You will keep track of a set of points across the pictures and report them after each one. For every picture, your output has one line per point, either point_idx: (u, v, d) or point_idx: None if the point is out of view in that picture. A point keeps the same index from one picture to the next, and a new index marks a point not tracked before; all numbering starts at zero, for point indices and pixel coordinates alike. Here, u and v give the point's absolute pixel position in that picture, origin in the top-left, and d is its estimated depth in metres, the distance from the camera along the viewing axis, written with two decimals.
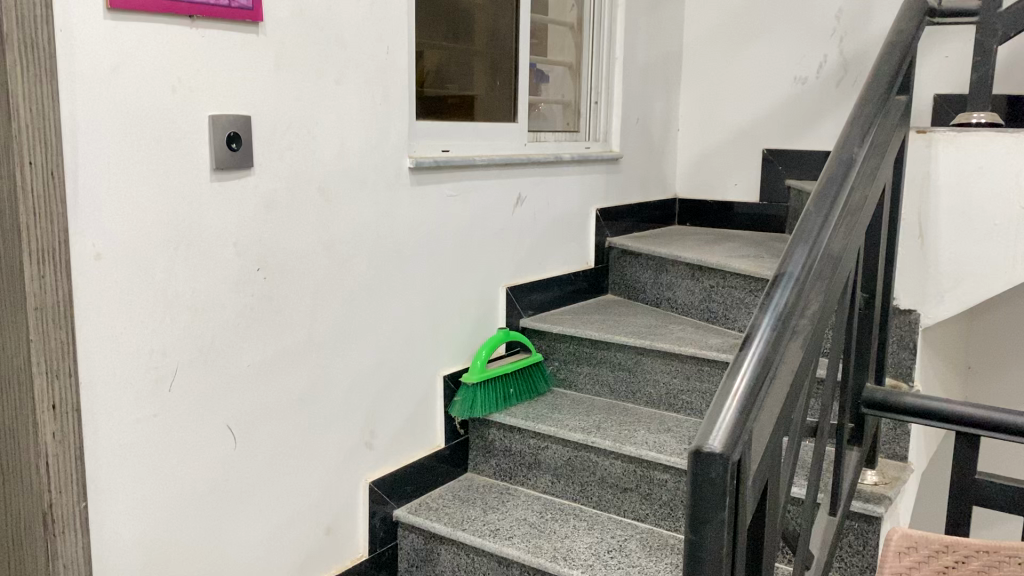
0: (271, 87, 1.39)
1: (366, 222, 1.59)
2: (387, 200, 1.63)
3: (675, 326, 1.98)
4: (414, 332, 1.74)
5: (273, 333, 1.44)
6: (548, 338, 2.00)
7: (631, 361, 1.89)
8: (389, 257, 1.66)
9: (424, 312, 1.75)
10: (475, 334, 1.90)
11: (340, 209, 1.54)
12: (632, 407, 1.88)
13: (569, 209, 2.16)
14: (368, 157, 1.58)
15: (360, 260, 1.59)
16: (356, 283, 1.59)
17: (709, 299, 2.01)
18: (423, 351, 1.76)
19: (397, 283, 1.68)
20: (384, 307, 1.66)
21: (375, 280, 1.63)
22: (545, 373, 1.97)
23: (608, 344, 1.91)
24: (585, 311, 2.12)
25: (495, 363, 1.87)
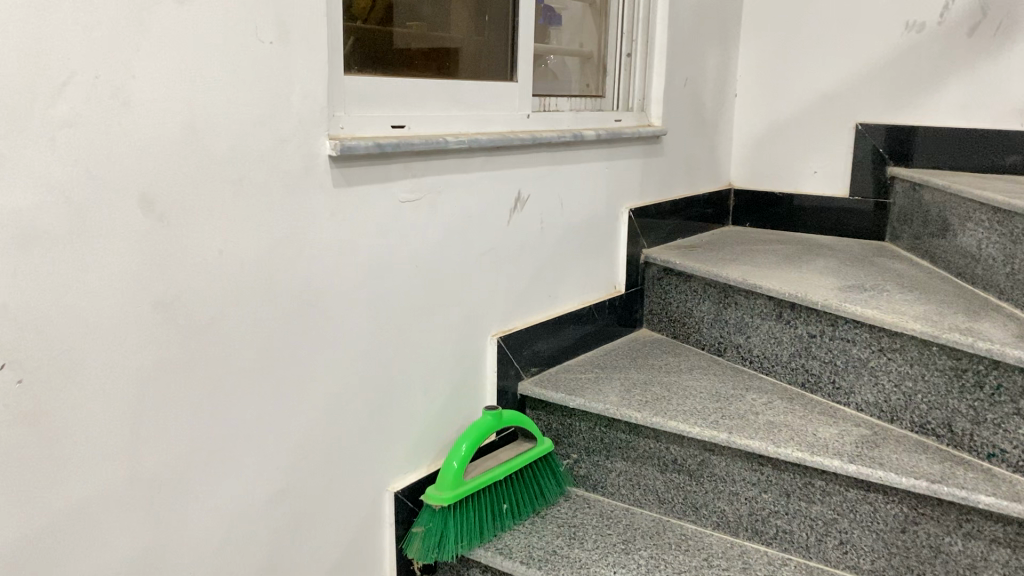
0: (19, 1, 0.68)
1: (249, 256, 0.90)
2: (288, 214, 0.93)
3: (756, 398, 1.30)
4: (345, 428, 1.05)
5: (52, 482, 0.76)
6: (560, 413, 1.32)
7: (693, 459, 1.20)
8: (295, 312, 0.96)
9: (361, 395, 1.06)
10: (449, 415, 1.21)
11: (198, 235, 0.84)
12: (692, 532, 1.21)
13: (593, 211, 1.46)
14: (249, 140, 0.88)
15: (240, 324, 0.90)
16: (229, 365, 0.90)
17: (806, 355, 1.33)
18: (361, 457, 1.08)
19: (312, 354, 0.99)
20: (289, 397, 0.97)
21: (268, 354, 0.94)
22: (558, 468, 1.29)
23: (655, 431, 1.23)
24: (615, 365, 1.43)
25: (478, 465, 1.18)
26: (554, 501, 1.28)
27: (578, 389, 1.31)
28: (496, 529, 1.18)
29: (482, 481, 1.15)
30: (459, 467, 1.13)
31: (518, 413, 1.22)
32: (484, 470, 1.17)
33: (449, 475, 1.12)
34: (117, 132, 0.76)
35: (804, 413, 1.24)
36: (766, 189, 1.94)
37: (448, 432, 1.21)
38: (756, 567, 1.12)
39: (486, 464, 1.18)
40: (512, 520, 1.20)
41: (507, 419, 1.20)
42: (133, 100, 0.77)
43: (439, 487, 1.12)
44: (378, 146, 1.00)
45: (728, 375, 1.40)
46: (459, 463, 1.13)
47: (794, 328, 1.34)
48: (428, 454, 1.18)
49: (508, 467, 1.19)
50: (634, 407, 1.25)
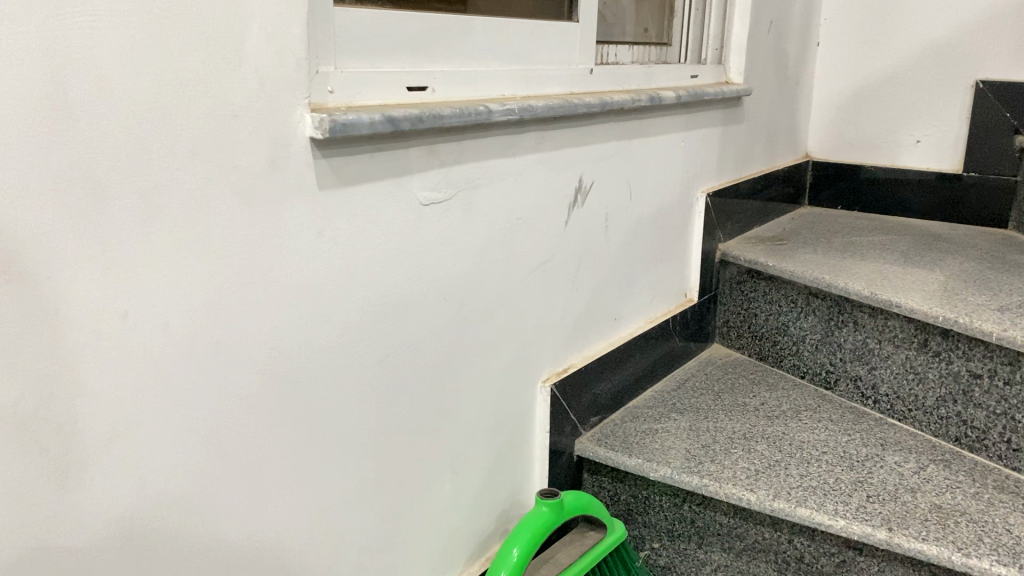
0: None
1: (184, 318, 0.53)
2: (248, 241, 0.56)
3: (900, 463, 0.95)
4: (341, 549, 0.70)
5: None
6: (632, 482, 0.97)
7: (829, 559, 0.86)
8: (263, 394, 0.60)
9: (364, 499, 0.71)
10: (487, 500, 0.86)
11: (84, 296, 0.48)
12: None
13: (667, 201, 1.10)
14: (173, 121, 0.50)
15: (171, 429, 0.54)
16: (153, 500, 0.54)
17: (967, 401, 0.98)
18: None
19: (290, 452, 0.64)
20: (255, 524, 0.62)
21: (220, 467, 0.58)
22: (631, 557, 0.95)
23: (773, 518, 0.88)
24: (696, 404, 1.09)
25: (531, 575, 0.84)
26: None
27: (659, 451, 0.96)
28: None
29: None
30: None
31: (581, 497, 0.87)
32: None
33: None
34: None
35: (976, 490, 0.90)
36: (854, 160, 1.58)
37: (485, 524, 0.87)
38: None
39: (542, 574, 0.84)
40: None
41: (569, 508, 0.85)
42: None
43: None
44: (389, 120, 0.63)
45: (848, 423, 1.05)
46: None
47: (946, 362, 0.99)
48: (458, 559, 0.83)
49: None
50: (742, 482, 0.90)
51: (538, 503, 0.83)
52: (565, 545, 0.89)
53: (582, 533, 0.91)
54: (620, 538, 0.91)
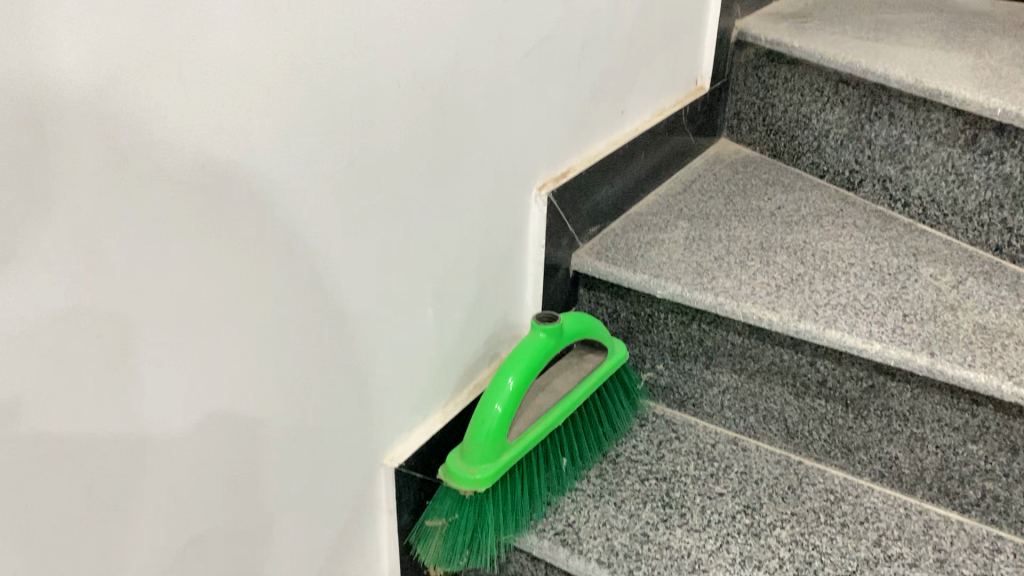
0: None
1: (68, 118, 0.38)
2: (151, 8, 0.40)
3: (937, 277, 0.85)
4: (305, 394, 0.59)
5: None
6: (633, 299, 0.86)
7: (855, 384, 0.77)
8: (193, 214, 0.46)
9: (326, 337, 0.59)
10: (474, 324, 0.75)
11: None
12: (841, 485, 0.80)
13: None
14: None
15: (70, 270, 0.40)
16: (58, 357, 0.41)
17: (1017, 206, 0.86)
18: (333, 431, 0.63)
19: (235, 287, 0.50)
20: (198, 376, 0.50)
21: (147, 310, 0.45)
22: (630, 380, 0.85)
23: (795, 339, 0.78)
24: (706, 209, 0.96)
25: (525, 404, 0.74)
26: (625, 433, 0.86)
27: (667, 264, 0.84)
28: (551, 498, 0.77)
29: (536, 438, 0.72)
30: (504, 424, 0.69)
31: (581, 319, 0.77)
32: (536, 418, 0.73)
33: (489, 441, 0.68)
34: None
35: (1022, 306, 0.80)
36: None
37: (470, 350, 0.76)
38: (957, 559, 0.72)
39: (537, 404, 0.75)
40: (570, 478, 0.78)
41: (568, 333, 0.75)
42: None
43: (473, 458, 0.68)
44: None
45: (875, 231, 0.94)
46: (504, 419, 0.69)
47: (997, 163, 0.87)
48: (440, 389, 0.74)
49: (568, 407, 0.76)
50: (762, 299, 0.79)
51: (534, 328, 0.72)
52: (559, 370, 0.79)
53: (579, 357, 0.81)
54: (619, 362, 0.82)
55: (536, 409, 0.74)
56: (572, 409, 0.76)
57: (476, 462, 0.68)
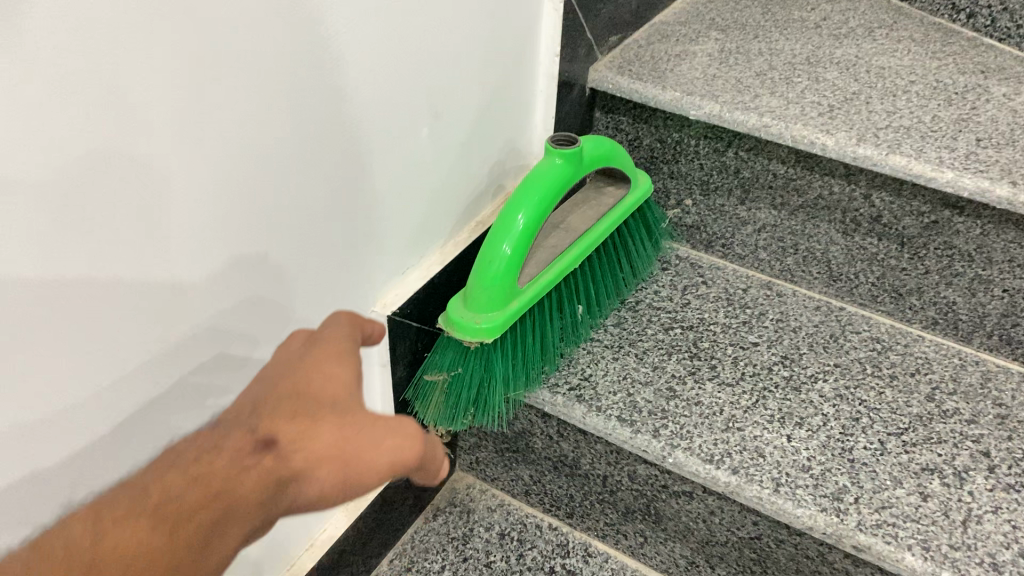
0: None
1: None
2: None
3: (1012, 97, 0.73)
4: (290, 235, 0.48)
5: None
6: (658, 123, 0.74)
7: (914, 220, 0.67)
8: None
9: (314, 163, 0.47)
10: (473, 149, 0.63)
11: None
12: (888, 333, 0.72)
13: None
14: None
15: (73, 51, 0.30)
16: (55, 171, 0.31)
17: None
18: (321, 280, 0.52)
19: (211, 96, 0.37)
20: (209, 209, 0.40)
21: (160, 115, 0.35)
22: (654, 217, 0.75)
23: (849, 169, 0.67)
24: (742, 20, 0.82)
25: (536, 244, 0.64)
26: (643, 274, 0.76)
27: (701, 81, 0.71)
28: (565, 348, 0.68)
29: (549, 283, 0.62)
30: (513, 266, 0.58)
31: (602, 146, 0.65)
32: (550, 260, 0.63)
33: (495, 286, 0.58)
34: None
35: None
36: None
37: (468, 180, 0.64)
38: (1021, 415, 0.65)
39: (550, 243, 0.64)
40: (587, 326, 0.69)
41: (587, 161, 0.63)
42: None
43: (477, 306, 0.58)
44: None
45: (936, 45, 0.81)
46: (513, 260, 0.58)
47: None
48: (433, 227, 0.62)
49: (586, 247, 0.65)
50: (814, 121, 0.67)
51: (549, 154, 0.60)
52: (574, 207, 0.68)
53: (599, 191, 0.70)
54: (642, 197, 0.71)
55: (549, 249, 0.64)
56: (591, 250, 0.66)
57: (481, 310, 0.58)
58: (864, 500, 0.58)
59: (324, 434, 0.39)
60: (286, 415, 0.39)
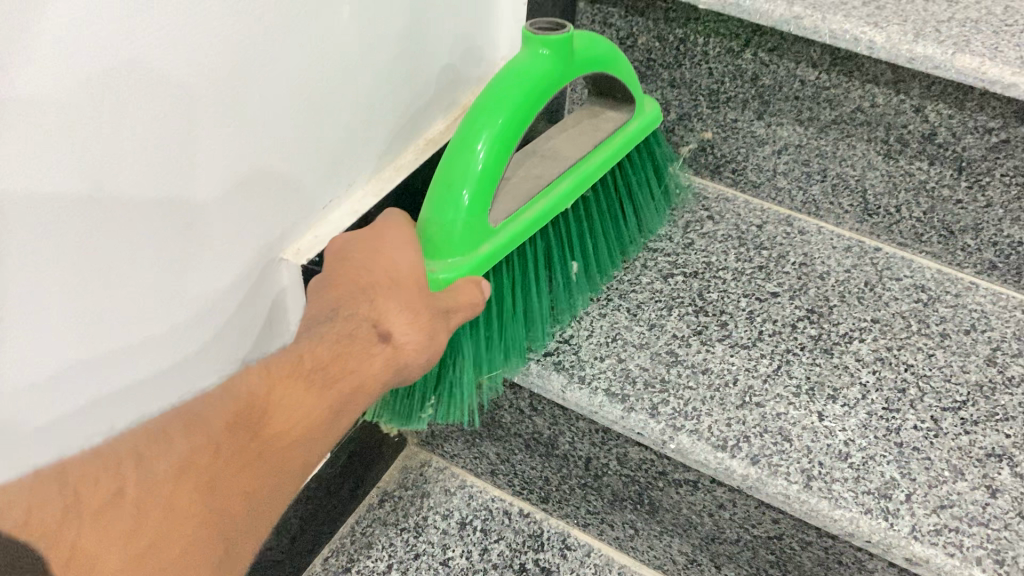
0: None
1: None
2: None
3: None
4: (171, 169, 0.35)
5: None
6: (655, 17, 0.59)
7: (982, 142, 0.53)
8: None
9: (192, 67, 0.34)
10: (404, 48, 0.50)
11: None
12: (933, 280, 0.59)
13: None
14: None
15: None
16: (65, 98, 0.29)
17: None
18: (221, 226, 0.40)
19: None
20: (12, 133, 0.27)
21: (195, 55, 0.34)
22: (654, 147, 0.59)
23: (899, 73, 0.53)
24: None
25: (521, 175, 0.51)
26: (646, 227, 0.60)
27: None
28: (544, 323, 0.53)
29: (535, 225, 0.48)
30: (480, 194, 0.45)
31: (600, 46, 0.51)
32: (534, 192, 0.49)
33: (456, 220, 0.44)
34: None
35: None
36: None
37: (399, 91, 0.51)
38: None
39: (538, 175, 0.51)
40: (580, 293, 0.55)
41: (581, 60, 0.49)
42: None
43: (434, 247, 0.45)
44: None
45: None
46: (479, 183, 0.45)
47: None
48: (355, 152, 0.49)
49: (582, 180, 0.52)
50: (857, 11, 0.53)
51: (529, 44, 0.46)
52: (566, 132, 0.55)
53: (593, 116, 0.57)
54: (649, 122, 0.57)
55: (533, 181, 0.50)
56: (588, 185, 0.52)
57: (438, 253, 0.45)
58: (917, 496, 0.45)
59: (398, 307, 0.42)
60: (368, 293, 0.42)
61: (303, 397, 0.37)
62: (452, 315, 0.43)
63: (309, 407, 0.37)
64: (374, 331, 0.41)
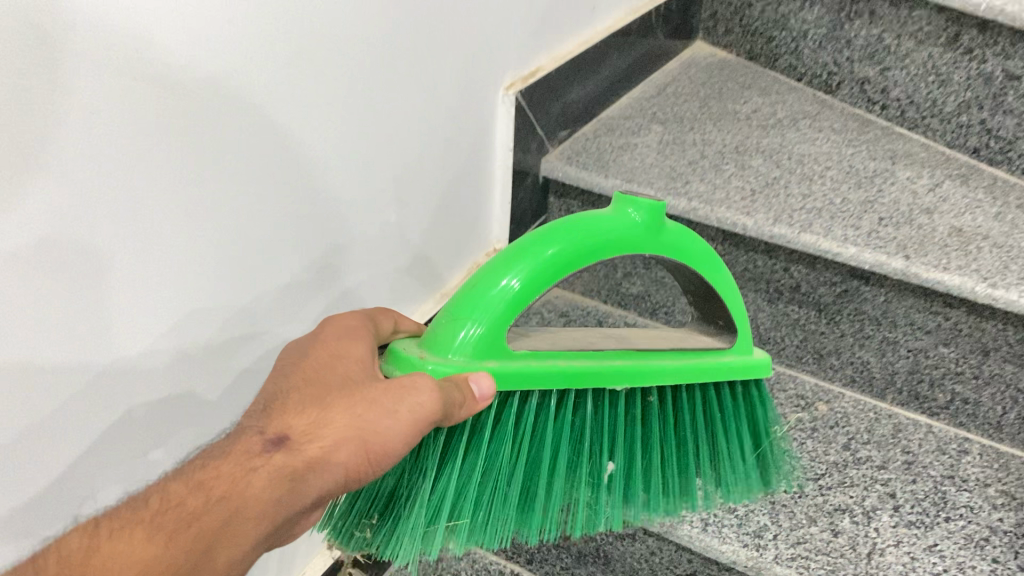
0: None
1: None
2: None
3: (914, 181, 0.83)
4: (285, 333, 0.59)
5: None
6: (605, 205, 0.83)
7: (828, 291, 0.76)
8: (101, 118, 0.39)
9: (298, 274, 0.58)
10: (429, 245, 0.73)
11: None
12: (811, 391, 0.80)
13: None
14: None
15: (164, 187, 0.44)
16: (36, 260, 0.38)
17: (994, 106, 0.85)
18: None
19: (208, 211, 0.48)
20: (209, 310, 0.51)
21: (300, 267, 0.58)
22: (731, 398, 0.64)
23: (769, 245, 0.77)
24: (680, 114, 0.93)
25: (564, 333, 0.58)
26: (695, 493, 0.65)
27: (639, 169, 0.81)
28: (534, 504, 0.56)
29: (575, 379, 0.53)
30: (513, 306, 0.49)
31: (692, 245, 0.56)
32: (576, 349, 0.55)
33: (469, 334, 0.48)
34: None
35: (997, 210, 0.79)
36: None
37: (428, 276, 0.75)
38: (925, 461, 0.73)
39: (590, 342, 0.56)
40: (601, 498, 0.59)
41: (665, 242, 0.54)
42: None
43: (440, 347, 0.48)
44: None
45: (853, 134, 0.91)
46: (511, 300, 0.49)
47: (978, 61, 0.84)
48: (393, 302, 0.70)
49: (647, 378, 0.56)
50: (736, 204, 0.77)
51: (620, 205, 0.53)
52: (655, 338, 0.60)
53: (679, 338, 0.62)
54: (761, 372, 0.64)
55: (583, 344, 0.56)
56: (646, 378, 0.56)
57: (445, 354, 0.48)
58: (781, 536, 0.65)
59: (299, 421, 0.45)
60: (273, 415, 0.45)
61: (175, 542, 0.39)
62: (378, 423, 0.44)
63: (244, 492, 0.41)
64: (269, 439, 0.44)
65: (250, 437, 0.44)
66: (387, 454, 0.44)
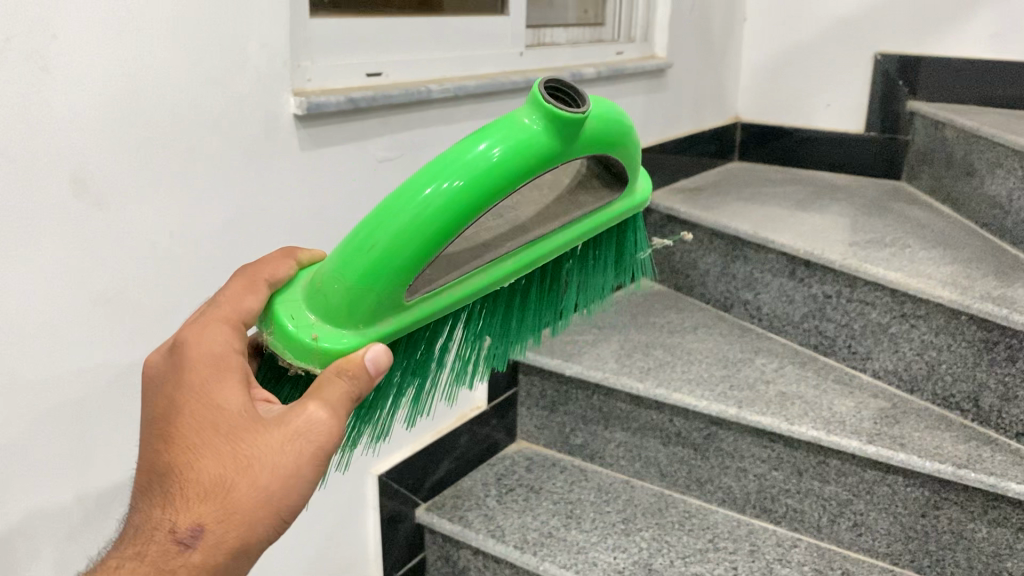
0: None
1: (91, 140, 0.69)
2: (223, 131, 0.79)
3: (766, 364, 1.21)
4: None
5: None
6: (556, 380, 1.23)
7: (699, 433, 1.13)
8: (142, 162, 0.73)
9: None
10: None
11: (93, 204, 0.70)
12: (696, 508, 1.14)
13: None
14: (179, 89, 0.74)
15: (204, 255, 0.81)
16: (95, 228, 0.71)
17: (818, 316, 1.24)
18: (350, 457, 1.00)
19: None
20: None
21: None
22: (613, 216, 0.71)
23: (659, 403, 1.14)
24: (614, 322, 1.35)
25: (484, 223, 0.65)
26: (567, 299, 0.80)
27: (575, 355, 1.22)
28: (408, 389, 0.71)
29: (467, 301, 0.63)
30: (457, 197, 0.56)
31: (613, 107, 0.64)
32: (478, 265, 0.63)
33: (428, 197, 0.56)
34: (24, 77, 0.63)
35: (817, 382, 1.16)
36: (776, 121, 1.83)
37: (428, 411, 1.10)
38: (764, 549, 1.06)
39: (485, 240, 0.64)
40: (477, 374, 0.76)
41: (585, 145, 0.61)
42: (36, 34, 0.63)
43: (394, 205, 0.57)
44: (350, 101, 0.89)
45: (734, 336, 1.31)
46: (479, 163, 0.57)
47: (808, 286, 1.25)
48: (405, 430, 1.08)
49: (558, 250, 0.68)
50: (637, 374, 1.16)
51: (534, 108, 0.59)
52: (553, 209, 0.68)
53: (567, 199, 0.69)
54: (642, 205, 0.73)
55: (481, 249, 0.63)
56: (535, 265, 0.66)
57: (403, 216, 0.56)
58: None
59: (199, 501, 0.52)
60: (170, 505, 0.52)
61: None
62: (281, 473, 0.52)
63: None
64: (181, 540, 0.51)
65: (164, 534, 0.52)
66: (292, 500, 0.53)
